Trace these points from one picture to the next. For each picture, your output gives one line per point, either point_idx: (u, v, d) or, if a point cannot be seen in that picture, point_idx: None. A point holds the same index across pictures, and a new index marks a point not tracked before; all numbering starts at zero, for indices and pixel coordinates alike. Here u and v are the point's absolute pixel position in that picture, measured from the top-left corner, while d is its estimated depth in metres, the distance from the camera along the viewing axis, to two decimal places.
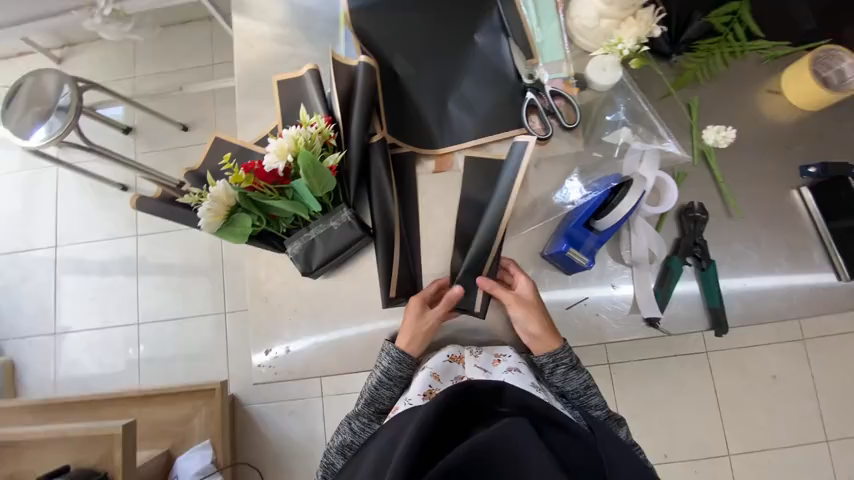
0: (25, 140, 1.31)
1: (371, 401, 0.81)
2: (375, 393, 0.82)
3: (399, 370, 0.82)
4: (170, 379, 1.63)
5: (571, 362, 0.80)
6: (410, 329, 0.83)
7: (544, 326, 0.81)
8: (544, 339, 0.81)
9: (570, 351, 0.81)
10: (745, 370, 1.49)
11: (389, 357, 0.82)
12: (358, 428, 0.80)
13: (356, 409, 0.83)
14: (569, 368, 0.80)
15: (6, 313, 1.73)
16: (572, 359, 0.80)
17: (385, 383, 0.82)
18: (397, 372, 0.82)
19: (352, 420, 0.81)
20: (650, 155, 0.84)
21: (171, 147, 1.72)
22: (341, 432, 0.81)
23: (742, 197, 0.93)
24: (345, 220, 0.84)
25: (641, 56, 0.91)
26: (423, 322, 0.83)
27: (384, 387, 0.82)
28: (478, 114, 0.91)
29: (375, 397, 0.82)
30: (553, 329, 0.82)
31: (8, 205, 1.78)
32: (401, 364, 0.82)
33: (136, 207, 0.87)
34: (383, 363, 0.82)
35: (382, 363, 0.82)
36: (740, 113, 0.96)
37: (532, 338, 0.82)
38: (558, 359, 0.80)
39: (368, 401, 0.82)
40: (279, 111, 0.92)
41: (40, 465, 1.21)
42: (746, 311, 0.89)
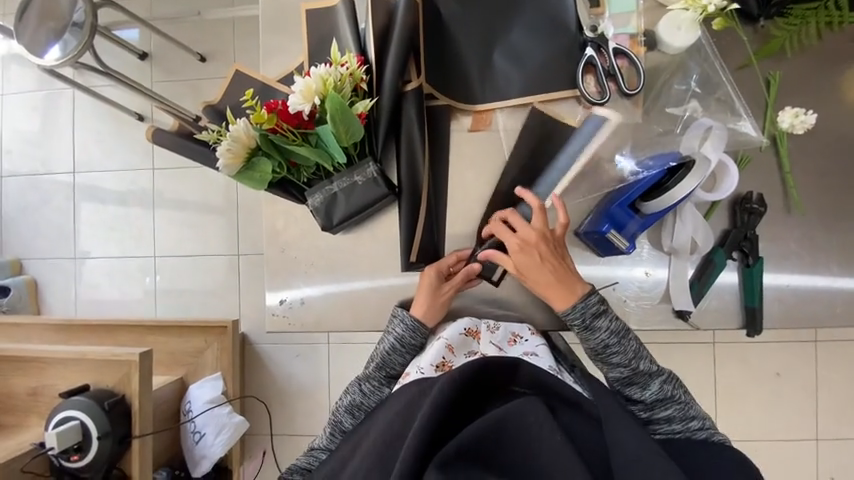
0: (38, 58, 1.24)
1: (381, 366, 0.80)
2: (387, 358, 0.80)
3: (413, 337, 0.80)
4: (184, 313, 1.67)
5: (587, 317, 0.72)
6: (423, 297, 0.80)
7: (555, 277, 0.73)
8: (556, 292, 0.73)
9: (591, 304, 0.72)
10: (756, 367, 1.41)
11: (403, 324, 0.80)
12: (368, 390, 0.79)
13: (367, 372, 0.81)
14: (584, 326, 0.72)
15: (27, 234, 1.76)
16: (590, 310, 0.71)
17: (398, 349, 0.80)
18: (411, 339, 0.80)
19: (362, 383, 0.80)
20: (716, 135, 0.75)
21: (189, 78, 1.63)
22: (350, 393, 0.80)
23: (804, 191, 0.84)
24: (370, 176, 0.79)
25: (727, 15, 0.78)
26: (437, 291, 0.80)
27: (396, 353, 0.80)
28: (527, 69, 0.82)
29: (386, 361, 0.80)
30: (568, 279, 0.73)
31: (25, 126, 1.74)
32: (416, 332, 0.80)
33: (152, 140, 0.82)
34: (397, 330, 0.80)
35: (395, 330, 0.80)
36: (825, 94, 0.84)
37: (544, 292, 0.74)
38: (573, 318, 0.72)
39: (379, 364, 0.80)
40: (307, 45, 0.83)
41: (63, 382, 1.28)
42: (784, 314, 0.84)
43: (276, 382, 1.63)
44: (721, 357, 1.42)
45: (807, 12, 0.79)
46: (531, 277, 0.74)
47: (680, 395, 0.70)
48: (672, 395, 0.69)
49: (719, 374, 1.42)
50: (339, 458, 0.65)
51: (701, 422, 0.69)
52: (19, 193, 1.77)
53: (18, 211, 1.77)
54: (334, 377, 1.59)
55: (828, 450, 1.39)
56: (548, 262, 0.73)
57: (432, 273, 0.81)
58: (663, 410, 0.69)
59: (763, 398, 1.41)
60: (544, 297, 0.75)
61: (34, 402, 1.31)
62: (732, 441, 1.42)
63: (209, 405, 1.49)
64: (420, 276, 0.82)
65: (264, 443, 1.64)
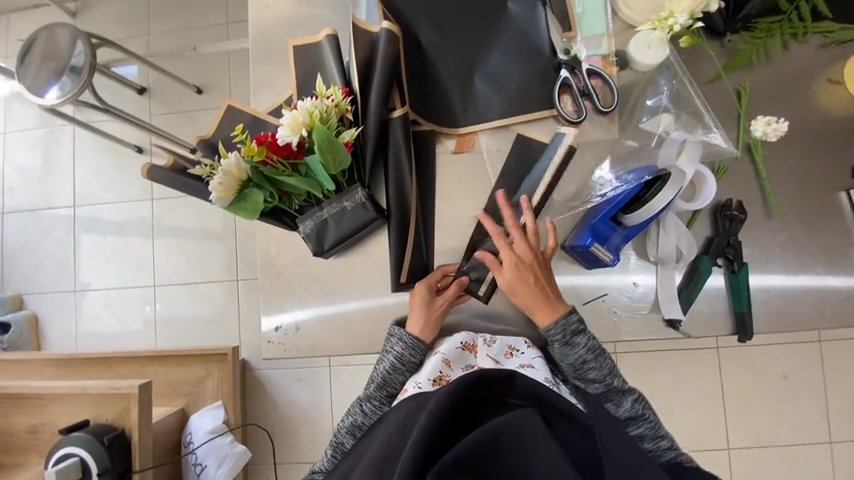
0: (38, 98, 1.28)
1: (382, 385, 0.81)
2: (387, 377, 0.81)
3: (412, 355, 0.81)
4: (183, 342, 1.67)
5: (567, 333, 0.74)
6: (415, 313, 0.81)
7: (540, 295, 0.75)
8: (541, 309, 0.75)
9: (570, 320, 0.75)
10: (759, 371, 1.40)
11: (402, 343, 0.81)
12: (369, 410, 0.81)
13: (368, 392, 0.83)
14: (564, 342, 0.75)
15: (28, 268, 1.78)
16: (570, 328, 0.74)
17: (397, 368, 0.81)
18: (410, 358, 0.81)
19: (363, 402, 0.82)
20: (691, 147, 0.78)
21: (185, 110, 1.69)
22: (352, 413, 0.82)
23: (784, 196, 0.86)
24: (359, 201, 0.81)
25: (693, 33, 0.82)
26: (428, 308, 0.81)
27: (396, 372, 0.81)
28: (505, 92, 0.85)
29: (387, 381, 0.81)
30: (552, 296, 0.75)
31: (27, 162, 1.79)
32: (414, 350, 0.81)
33: (148, 177, 0.85)
34: (396, 349, 0.81)
35: (394, 349, 0.81)
36: (795, 102, 0.87)
37: (528, 308, 0.76)
38: (553, 334, 0.75)
39: (380, 384, 0.82)
40: (295, 78, 0.87)
41: (62, 417, 1.28)
42: (774, 318, 0.84)
43: (278, 408, 1.61)
44: (724, 362, 1.41)
45: (772, 25, 0.82)
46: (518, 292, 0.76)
47: (650, 414, 0.73)
48: (644, 414, 0.73)
49: (722, 379, 1.41)
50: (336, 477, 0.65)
51: (670, 441, 0.72)
52: (21, 228, 1.80)
53: (19, 246, 1.79)
54: (336, 400, 1.58)
55: (840, 454, 1.36)
56: (537, 279, 0.75)
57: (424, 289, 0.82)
58: (634, 427, 0.73)
59: (770, 402, 1.39)
60: (528, 314, 0.77)
61: (33, 439, 1.31)
62: (742, 447, 1.40)
63: (210, 435, 1.47)
64: (411, 295, 0.83)
65: (268, 472, 1.61)
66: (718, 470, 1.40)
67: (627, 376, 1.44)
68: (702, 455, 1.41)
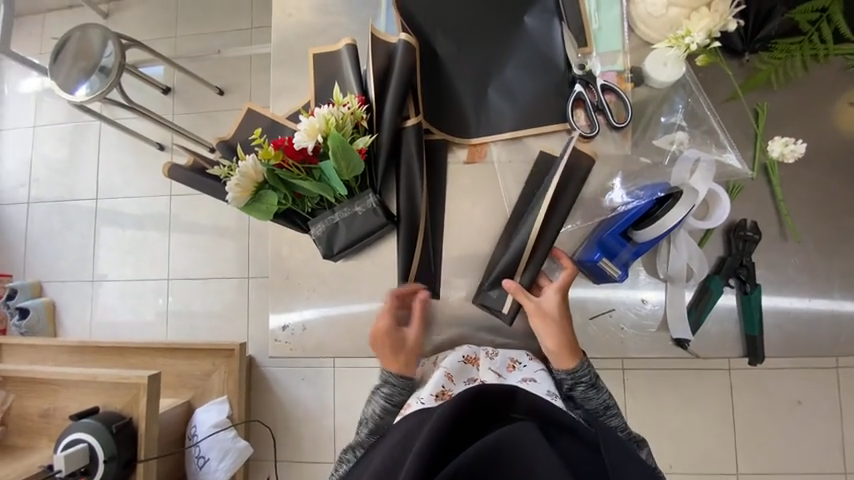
0: (69, 95, 1.34)
1: (375, 430, 0.80)
2: (378, 421, 0.80)
3: (400, 395, 0.81)
4: (193, 335, 1.71)
5: (593, 376, 0.76)
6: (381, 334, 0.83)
7: (567, 339, 0.76)
8: (565, 351, 0.76)
9: (590, 367, 0.76)
10: (771, 395, 1.36)
11: (388, 383, 0.82)
12: (362, 457, 0.77)
13: (360, 438, 0.80)
14: (589, 384, 0.76)
15: (49, 257, 1.85)
16: (587, 378, 0.76)
17: (388, 410, 0.81)
18: (399, 397, 0.81)
19: (355, 449, 0.78)
20: (705, 167, 0.77)
21: (207, 110, 1.74)
22: (343, 461, 0.78)
23: (800, 218, 0.84)
24: (370, 207, 0.83)
25: (710, 52, 0.81)
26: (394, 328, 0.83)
27: (388, 414, 0.80)
28: (519, 105, 0.86)
29: (379, 425, 0.80)
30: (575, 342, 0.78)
31: (54, 155, 1.86)
32: (403, 389, 0.82)
33: (169, 176, 0.88)
34: (384, 390, 0.82)
35: (383, 389, 0.82)
36: (815, 123, 0.86)
37: (552, 348, 0.76)
38: (581, 375, 0.75)
39: (372, 430, 0.80)
40: (313, 85, 0.89)
41: (74, 403, 1.31)
42: (787, 342, 0.82)
43: (281, 405, 1.63)
44: (735, 383, 1.37)
45: (792, 46, 0.80)
46: (545, 333, 0.77)
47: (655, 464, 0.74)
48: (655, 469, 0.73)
49: (733, 402, 1.37)
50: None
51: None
52: (45, 218, 1.87)
53: (42, 235, 1.86)
54: (338, 401, 1.59)
55: None
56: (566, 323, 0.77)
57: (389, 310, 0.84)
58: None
59: (782, 429, 1.35)
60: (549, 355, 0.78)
61: (45, 423, 1.35)
62: (751, 474, 1.36)
63: (214, 429, 1.49)
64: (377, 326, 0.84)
65: (268, 469, 1.62)
66: None
67: (632, 393, 1.42)
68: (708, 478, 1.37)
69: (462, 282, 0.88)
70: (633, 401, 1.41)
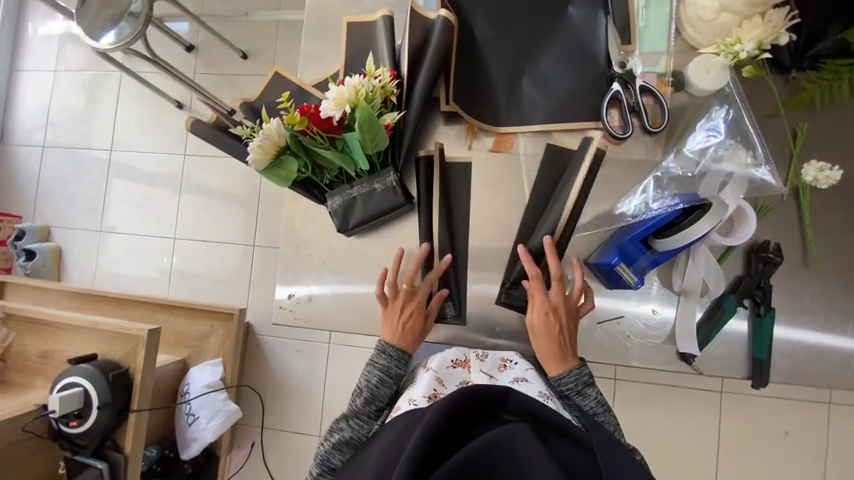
0: (93, 41, 1.32)
1: (371, 399, 0.78)
2: (374, 391, 0.79)
3: (397, 367, 0.80)
4: (194, 296, 1.72)
5: (579, 383, 0.74)
6: (398, 332, 0.81)
7: (557, 345, 0.75)
8: (555, 357, 0.75)
9: (584, 369, 0.75)
10: (762, 422, 1.35)
11: (387, 356, 0.80)
12: (358, 425, 0.76)
13: (354, 408, 0.78)
14: (575, 391, 0.74)
15: (59, 203, 1.86)
16: (583, 378, 0.74)
17: (385, 382, 0.79)
18: (397, 370, 0.80)
19: (351, 418, 0.77)
20: (737, 182, 0.74)
21: (229, 72, 1.71)
22: (338, 429, 0.76)
23: (824, 247, 0.82)
24: (389, 185, 0.82)
25: (758, 63, 0.78)
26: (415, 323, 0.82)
27: (384, 386, 0.79)
28: (553, 97, 0.84)
29: (375, 394, 0.79)
30: (568, 348, 0.76)
31: (73, 101, 1.86)
32: (399, 361, 0.81)
33: (190, 130, 0.87)
34: (381, 362, 0.80)
35: (378, 362, 0.80)
36: (853, 152, 0.83)
37: (541, 352, 0.77)
38: (565, 384, 0.75)
39: (367, 399, 0.78)
40: (345, 54, 0.87)
41: (73, 348, 1.33)
42: (793, 369, 0.81)
43: (273, 374, 1.65)
44: (727, 406, 1.37)
45: (841, 68, 0.75)
46: (535, 336, 0.77)
47: None
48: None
49: (722, 425, 1.37)
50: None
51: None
52: (59, 163, 1.87)
53: (54, 180, 1.87)
54: (330, 377, 1.61)
55: None
56: (556, 329, 0.76)
57: (407, 308, 0.81)
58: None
59: (767, 457, 1.35)
60: (542, 358, 0.77)
61: (43, 364, 1.37)
62: None
63: (207, 389, 1.51)
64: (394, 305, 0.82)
65: (255, 435, 1.65)
66: None
67: (623, 403, 1.42)
68: None
69: (473, 272, 0.87)
70: (622, 412, 1.41)
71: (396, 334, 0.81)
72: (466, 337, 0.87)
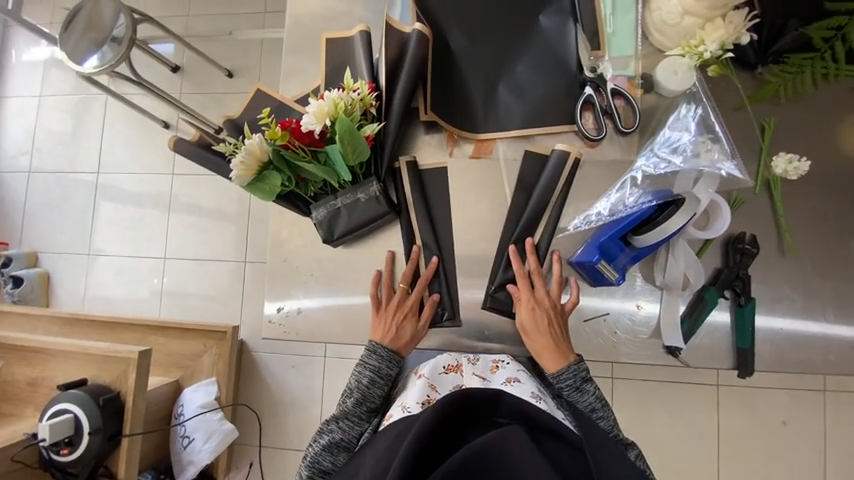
0: (78, 66, 1.33)
1: (362, 401, 0.78)
2: (366, 392, 0.79)
3: (389, 368, 0.81)
4: (186, 315, 1.71)
5: (578, 379, 0.74)
6: (392, 335, 0.82)
7: (552, 342, 0.76)
8: (549, 356, 0.76)
9: (580, 366, 0.75)
10: (756, 413, 1.37)
11: (378, 356, 0.80)
12: (348, 426, 0.77)
13: (345, 409, 0.78)
14: (574, 388, 0.74)
15: (46, 228, 1.84)
16: (581, 374, 0.75)
17: (376, 382, 0.79)
18: (388, 370, 0.81)
19: (341, 419, 0.77)
20: (709, 177, 0.76)
21: (215, 91, 1.73)
22: (328, 431, 0.76)
23: (798, 236, 0.85)
24: (373, 194, 0.83)
25: (722, 63, 0.81)
26: (407, 329, 0.83)
27: (375, 387, 0.79)
28: (529, 103, 0.86)
29: (366, 395, 0.79)
30: (563, 343, 0.77)
31: (58, 126, 1.86)
32: (391, 362, 0.81)
33: (174, 149, 0.87)
34: (372, 362, 0.80)
35: (369, 363, 0.81)
36: (819, 144, 0.86)
37: (538, 352, 0.77)
38: (564, 380, 0.75)
39: (358, 400, 0.78)
40: (325, 69, 0.89)
41: (62, 374, 1.31)
42: (777, 357, 0.83)
43: (269, 391, 1.63)
44: (721, 398, 1.38)
45: (804, 61, 0.78)
46: (529, 336, 0.78)
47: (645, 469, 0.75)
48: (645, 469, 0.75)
49: (718, 418, 1.38)
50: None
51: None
52: (45, 188, 1.86)
53: (41, 205, 1.86)
54: (327, 390, 1.59)
55: None
56: (550, 325, 0.77)
57: (400, 310, 0.83)
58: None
59: (765, 448, 1.36)
60: (537, 358, 0.78)
61: (32, 392, 1.34)
62: None
63: (202, 410, 1.49)
64: (388, 308, 0.84)
65: (253, 454, 1.62)
66: None
67: (619, 401, 1.42)
68: None
69: (460, 277, 0.87)
70: (620, 411, 1.41)
71: (389, 337, 0.82)
72: (457, 341, 0.88)
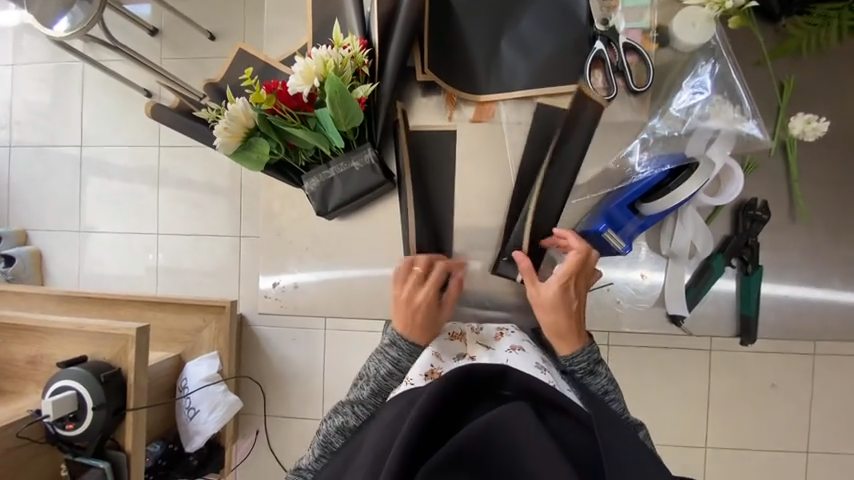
0: (47, 29, 1.22)
1: (378, 391, 0.74)
2: (382, 382, 0.74)
3: (408, 361, 0.75)
4: (182, 291, 1.69)
5: (591, 362, 0.72)
6: (417, 325, 0.74)
7: (567, 321, 0.71)
8: (562, 334, 0.72)
9: (593, 349, 0.72)
10: (751, 376, 1.39)
11: (399, 347, 0.74)
12: (362, 412, 0.72)
13: (360, 396, 0.74)
14: (587, 371, 0.72)
15: (32, 205, 1.78)
16: (594, 356, 0.72)
17: (394, 375, 0.74)
18: (407, 363, 0.75)
19: (355, 405, 0.73)
20: (724, 137, 0.73)
21: (197, 56, 1.62)
22: (341, 413, 0.73)
23: (811, 201, 0.82)
24: (368, 163, 0.78)
25: (744, 14, 0.75)
26: (432, 311, 0.75)
27: (392, 379, 0.74)
28: (534, 61, 0.80)
29: (383, 386, 0.74)
30: (582, 326, 0.73)
31: (34, 96, 1.75)
32: (411, 354, 0.75)
33: (152, 116, 0.81)
34: (392, 352, 0.75)
35: (390, 352, 0.75)
36: (841, 103, 0.81)
37: (549, 331, 0.73)
38: (577, 364, 0.72)
39: (374, 390, 0.74)
40: (311, 25, 0.82)
41: (60, 352, 1.30)
42: (781, 324, 0.82)
43: (271, 363, 1.64)
44: (717, 363, 1.40)
45: (830, 12, 0.73)
46: (549, 317, 0.72)
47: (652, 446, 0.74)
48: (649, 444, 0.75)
49: (712, 382, 1.41)
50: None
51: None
52: (27, 164, 1.78)
53: (25, 181, 1.79)
54: (328, 362, 1.61)
55: (815, 463, 1.38)
56: (574, 306, 0.72)
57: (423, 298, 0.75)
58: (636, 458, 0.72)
59: (756, 409, 1.40)
60: (548, 336, 0.74)
61: (32, 370, 1.34)
62: (722, 448, 1.41)
63: (204, 383, 1.51)
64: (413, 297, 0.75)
65: (258, 423, 1.66)
66: (694, 466, 1.43)
67: (617, 368, 1.45)
68: (681, 450, 1.43)
69: (460, 248, 0.84)
70: (617, 377, 1.44)
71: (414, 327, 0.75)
72: (457, 313, 0.86)
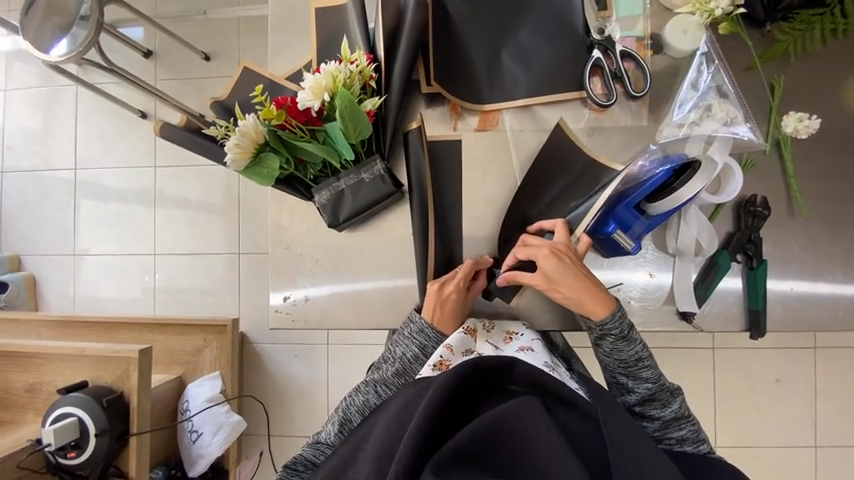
0: (43, 54, 1.22)
1: (400, 371, 0.76)
2: (407, 365, 0.76)
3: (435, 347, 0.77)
4: (182, 311, 1.67)
5: (623, 327, 0.69)
6: (442, 318, 0.77)
7: (586, 286, 0.69)
8: (591, 301, 0.69)
9: (624, 317, 0.69)
10: (753, 372, 1.41)
11: (425, 336, 0.77)
12: (382, 392, 0.75)
13: (382, 375, 0.77)
14: (620, 337, 0.69)
15: (26, 229, 1.76)
16: (626, 322, 0.69)
17: (419, 358, 0.76)
18: (433, 349, 0.77)
19: (377, 385, 0.75)
20: (721, 141, 0.75)
21: (193, 76, 1.64)
22: (363, 392, 0.75)
23: (808, 197, 0.85)
24: (377, 174, 0.80)
25: (733, 20, 0.79)
26: (459, 306, 0.78)
27: (417, 362, 0.76)
28: (534, 70, 0.83)
29: (406, 368, 0.76)
30: (601, 287, 0.70)
31: (27, 121, 1.74)
32: (437, 342, 0.77)
33: (159, 135, 0.82)
34: (418, 339, 0.77)
35: (417, 338, 0.77)
36: (829, 101, 0.85)
37: (578, 302, 0.70)
38: (609, 328, 0.69)
39: (397, 370, 0.76)
40: (316, 42, 0.84)
41: (61, 378, 1.27)
42: (787, 317, 0.84)
43: (273, 381, 1.62)
44: (720, 359, 1.41)
45: (813, 17, 0.78)
46: (561, 293, 0.71)
47: (693, 416, 0.69)
48: (688, 415, 0.69)
49: (716, 380, 1.42)
50: (337, 459, 0.61)
51: (708, 447, 0.68)
52: (20, 189, 1.76)
53: (17, 207, 1.76)
54: (332, 377, 1.59)
55: (823, 457, 1.38)
56: (580, 271, 0.70)
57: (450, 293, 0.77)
58: (676, 431, 0.68)
59: (761, 404, 1.40)
60: (579, 311, 0.71)
61: (31, 398, 1.31)
62: (731, 447, 1.41)
63: (207, 404, 1.48)
64: (438, 294, 0.76)
65: (262, 443, 1.62)
66: None
67: None
68: None
69: (470, 255, 0.85)
70: None
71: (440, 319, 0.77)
72: None
